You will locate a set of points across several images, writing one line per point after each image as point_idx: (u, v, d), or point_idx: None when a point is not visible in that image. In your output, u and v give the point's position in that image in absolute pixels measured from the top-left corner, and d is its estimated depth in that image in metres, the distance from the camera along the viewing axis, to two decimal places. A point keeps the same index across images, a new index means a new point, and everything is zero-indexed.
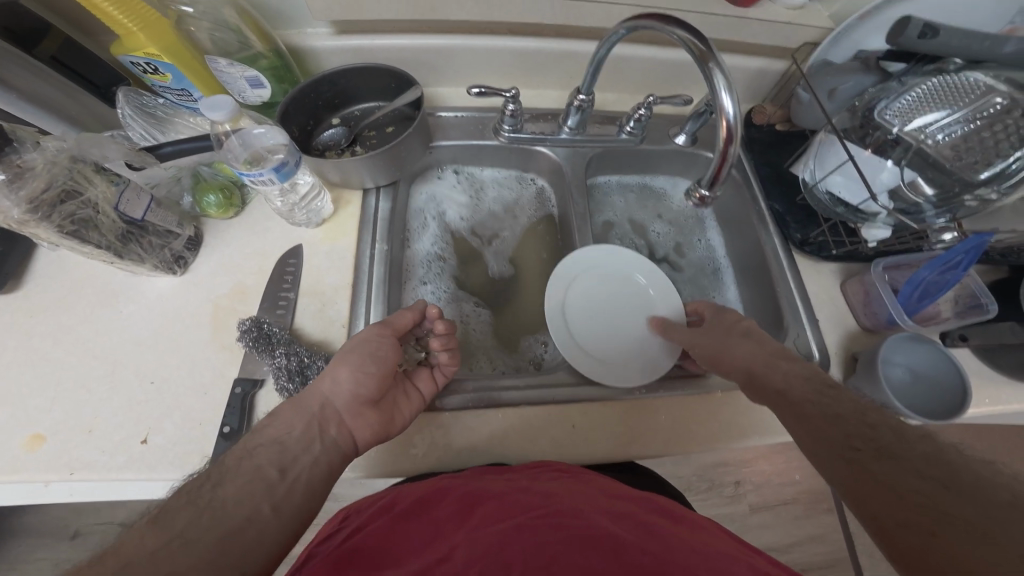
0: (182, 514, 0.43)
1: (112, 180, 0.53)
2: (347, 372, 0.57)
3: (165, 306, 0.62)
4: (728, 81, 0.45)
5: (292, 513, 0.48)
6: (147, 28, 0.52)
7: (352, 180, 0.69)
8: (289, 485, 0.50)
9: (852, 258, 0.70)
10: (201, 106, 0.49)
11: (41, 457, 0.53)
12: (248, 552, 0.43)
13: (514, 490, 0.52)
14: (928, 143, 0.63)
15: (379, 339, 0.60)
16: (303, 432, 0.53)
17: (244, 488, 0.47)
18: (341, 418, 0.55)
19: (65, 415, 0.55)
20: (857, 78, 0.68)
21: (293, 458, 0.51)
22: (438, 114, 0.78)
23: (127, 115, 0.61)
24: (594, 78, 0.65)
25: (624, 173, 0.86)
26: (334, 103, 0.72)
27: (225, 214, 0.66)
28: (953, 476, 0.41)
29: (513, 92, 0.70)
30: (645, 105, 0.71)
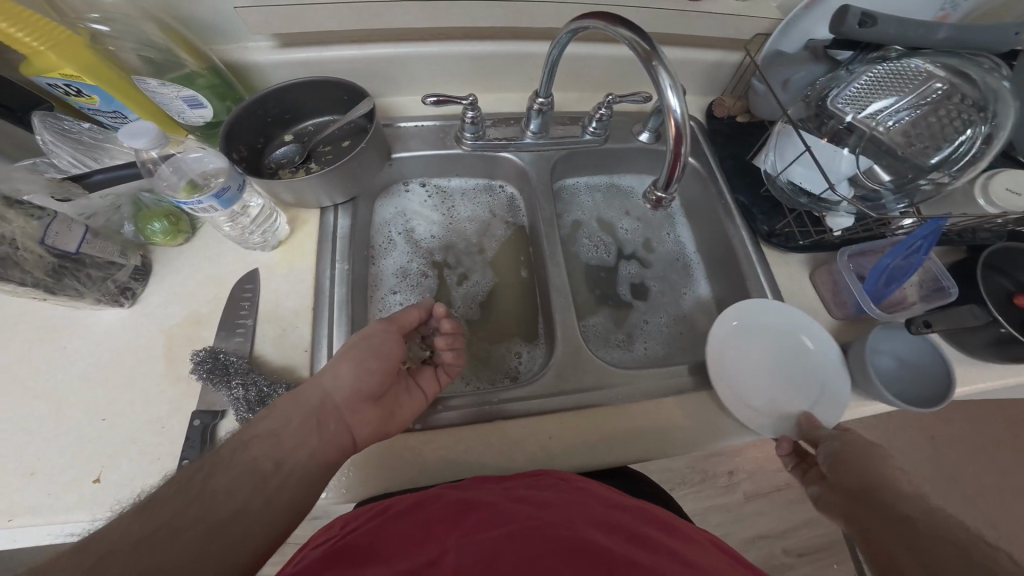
0: (171, 504, 0.43)
1: (31, 214, 0.51)
2: (349, 367, 0.58)
3: (114, 339, 0.59)
4: (673, 80, 0.45)
5: (283, 508, 0.48)
6: (57, 46, 0.49)
7: (308, 199, 0.67)
8: (282, 478, 0.50)
9: (819, 248, 0.70)
10: (120, 135, 0.48)
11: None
12: (235, 545, 0.44)
13: (508, 500, 0.51)
14: (881, 130, 0.64)
15: (383, 335, 0.62)
16: (300, 425, 0.53)
17: (236, 480, 0.47)
18: (341, 413, 0.56)
19: (3, 460, 0.51)
20: (809, 68, 0.67)
21: (288, 451, 0.51)
22: (397, 124, 0.76)
23: (48, 141, 0.57)
24: (550, 81, 0.63)
25: (592, 174, 0.85)
26: (283, 119, 0.70)
27: (173, 242, 0.63)
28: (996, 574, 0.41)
29: (471, 99, 0.68)
30: (605, 104, 0.70)
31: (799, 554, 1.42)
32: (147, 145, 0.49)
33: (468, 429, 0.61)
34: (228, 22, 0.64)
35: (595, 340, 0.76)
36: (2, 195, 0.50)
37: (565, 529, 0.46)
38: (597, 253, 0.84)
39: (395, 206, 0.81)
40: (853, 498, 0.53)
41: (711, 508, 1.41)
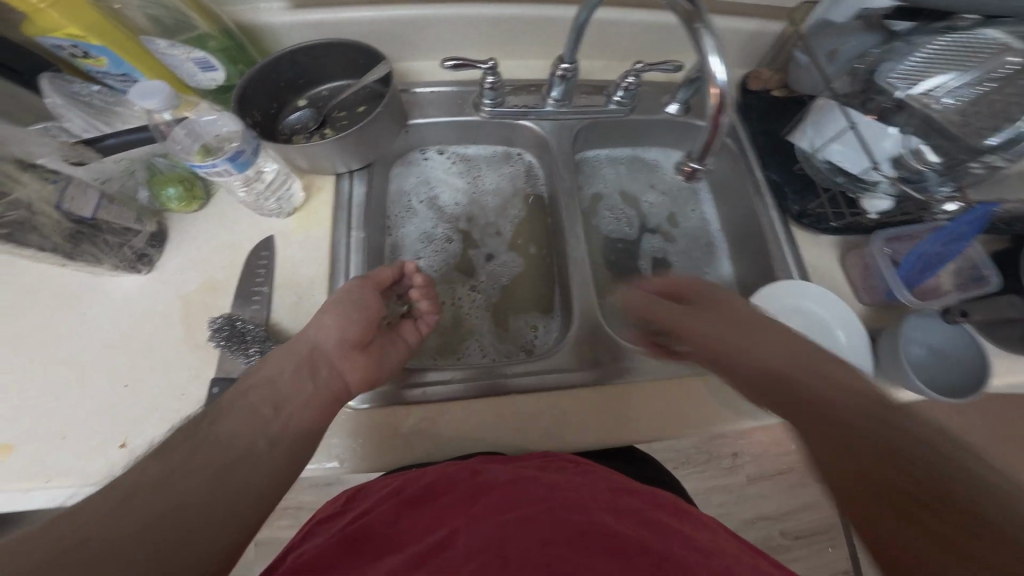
0: (180, 449, 0.43)
1: (46, 179, 0.51)
2: (332, 318, 0.58)
3: (132, 305, 0.59)
4: (717, 46, 0.41)
5: (286, 457, 0.48)
6: (56, 3, 0.47)
7: (323, 164, 0.65)
8: (283, 421, 0.50)
9: (851, 231, 0.67)
10: (131, 93, 0.46)
11: (11, 467, 0.51)
12: (238, 493, 0.43)
13: (520, 480, 0.52)
14: (936, 107, 0.59)
15: (360, 289, 0.61)
16: (294, 374, 0.54)
17: (241, 425, 0.48)
18: (331, 361, 0.57)
19: (35, 422, 0.53)
20: (860, 37, 0.62)
21: (286, 396, 0.52)
22: (414, 90, 0.73)
23: (59, 105, 0.56)
24: (577, 45, 0.59)
25: (615, 145, 0.81)
26: (298, 83, 0.68)
27: (188, 208, 0.63)
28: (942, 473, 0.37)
29: (491, 63, 0.64)
30: (633, 72, 0.66)
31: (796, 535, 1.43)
32: (159, 106, 0.48)
33: (482, 403, 0.61)
34: None
35: (612, 317, 0.75)
36: (15, 160, 0.50)
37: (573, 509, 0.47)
38: (617, 228, 0.82)
39: (413, 174, 0.79)
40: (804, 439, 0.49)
41: (714, 487, 1.43)
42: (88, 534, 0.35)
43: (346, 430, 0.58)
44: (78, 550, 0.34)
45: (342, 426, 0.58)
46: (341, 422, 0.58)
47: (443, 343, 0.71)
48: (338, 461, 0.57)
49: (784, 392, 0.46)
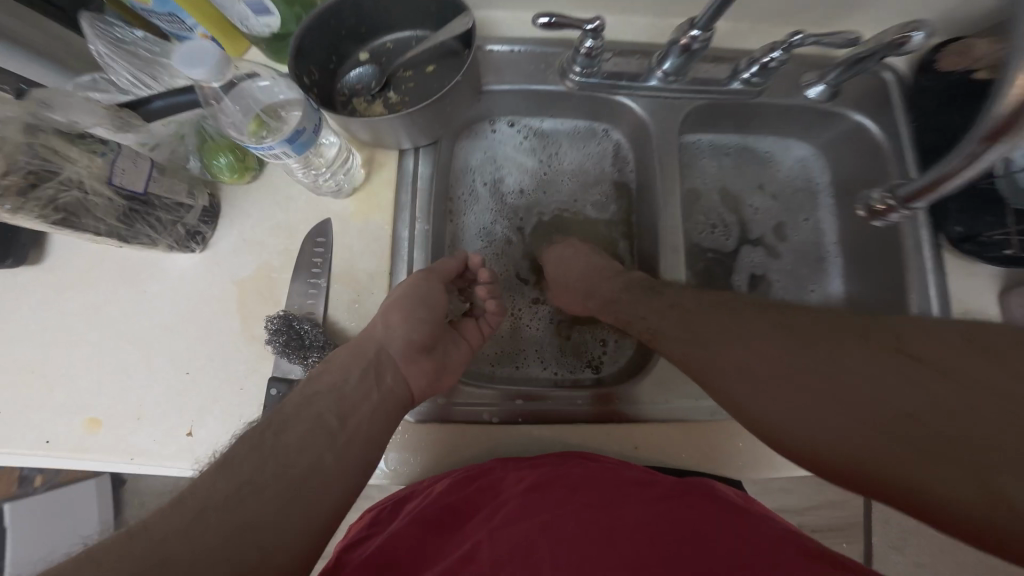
0: (249, 461, 0.42)
1: (95, 151, 0.43)
2: (399, 317, 0.54)
3: (189, 288, 0.57)
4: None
5: (353, 468, 0.46)
6: None
7: (386, 138, 0.56)
8: (349, 435, 0.48)
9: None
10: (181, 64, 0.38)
11: (98, 441, 0.54)
12: (314, 502, 0.43)
13: (537, 476, 0.50)
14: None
15: (426, 286, 0.56)
16: (359, 380, 0.51)
17: (306, 436, 0.46)
18: (397, 366, 0.54)
19: (114, 400, 0.55)
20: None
21: (354, 407, 0.49)
22: (489, 48, 0.60)
23: (104, 54, 0.49)
24: (719, 10, 0.46)
25: (724, 130, 0.67)
26: (359, 32, 0.57)
27: (240, 180, 0.57)
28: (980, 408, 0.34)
29: (598, 24, 0.50)
30: (784, 46, 0.50)
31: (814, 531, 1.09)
32: (211, 76, 0.39)
33: (544, 430, 0.56)
34: None
35: None
36: (58, 129, 0.41)
37: (602, 511, 0.46)
38: (710, 229, 0.69)
39: (480, 148, 0.69)
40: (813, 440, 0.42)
41: None
42: (165, 554, 0.35)
43: (403, 444, 0.55)
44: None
45: (401, 441, 0.55)
46: (400, 437, 0.55)
47: (508, 348, 0.65)
48: (394, 472, 0.55)
49: (727, 375, 0.45)
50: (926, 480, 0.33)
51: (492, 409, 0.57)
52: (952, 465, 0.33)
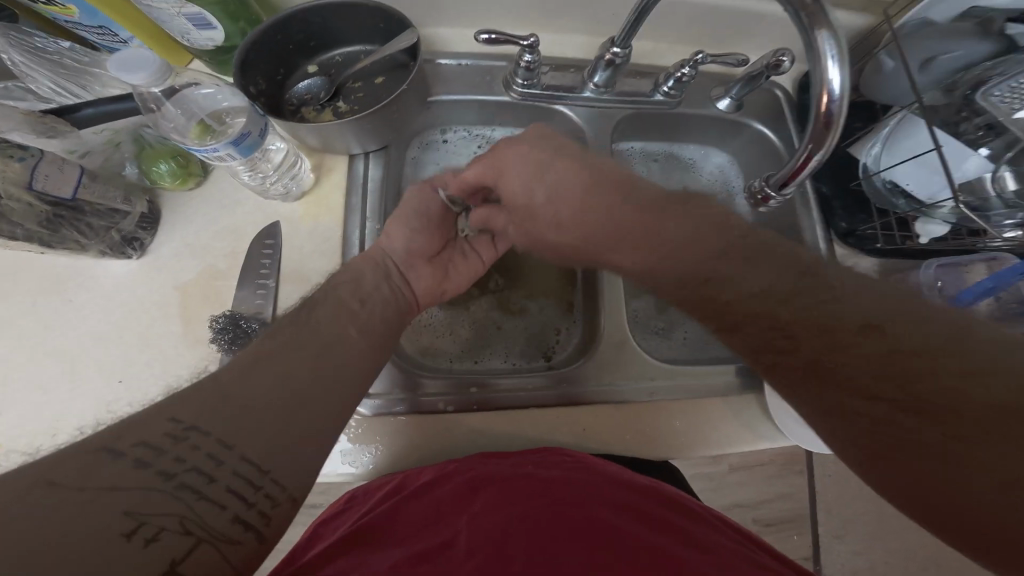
0: (286, 330, 0.42)
1: (11, 155, 0.44)
2: (399, 229, 0.55)
3: (124, 294, 0.55)
4: (836, 51, 0.39)
5: (374, 347, 0.46)
6: None
7: (336, 144, 0.58)
8: (368, 314, 0.48)
9: (897, 254, 0.63)
10: (114, 69, 0.40)
11: (7, 458, 0.49)
12: (350, 367, 0.42)
13: (517, 475, 0.52)
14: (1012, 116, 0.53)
15: (421, 196, 0.57)
16: (373, 276, 0.51)
17: (331, 316, 0.45)
18: (401, 270, 0.55)
19: (22, 419, 0.51)
20: (967, 45, 0.55)
21: (369, 293, 0.49)
22: (437, 61, 0.64)
23: (20, 63, 0.50)
24: (635, 28, 0.52)
25: (651, 139, 0.75)
26: (308, 45, 0.60)
27: (182, 186, 0.57)
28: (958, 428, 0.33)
29: (532, 41, 0.56)
30: (691, 63, 0.58)
31: (768, 524, 1.14)
32: (150, 80, 0.41)
33: (499, 416, 0.59)
34: None
35: (634, 324, 0.73)
36: None
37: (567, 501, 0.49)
38: None
39: (430, 155, 0.72)
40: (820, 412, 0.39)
41: None
42: (231, 392, 0.34)
43: (357, 438, 0.55)
44: (229, 413, 0.34)
45: (354, 435, 0.55)
46: (353, 432, 0.55)
47: (467, 345, 0.67)
48: (351, 465, 0.55)
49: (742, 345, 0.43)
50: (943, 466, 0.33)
51: (447, 399, 0.58)
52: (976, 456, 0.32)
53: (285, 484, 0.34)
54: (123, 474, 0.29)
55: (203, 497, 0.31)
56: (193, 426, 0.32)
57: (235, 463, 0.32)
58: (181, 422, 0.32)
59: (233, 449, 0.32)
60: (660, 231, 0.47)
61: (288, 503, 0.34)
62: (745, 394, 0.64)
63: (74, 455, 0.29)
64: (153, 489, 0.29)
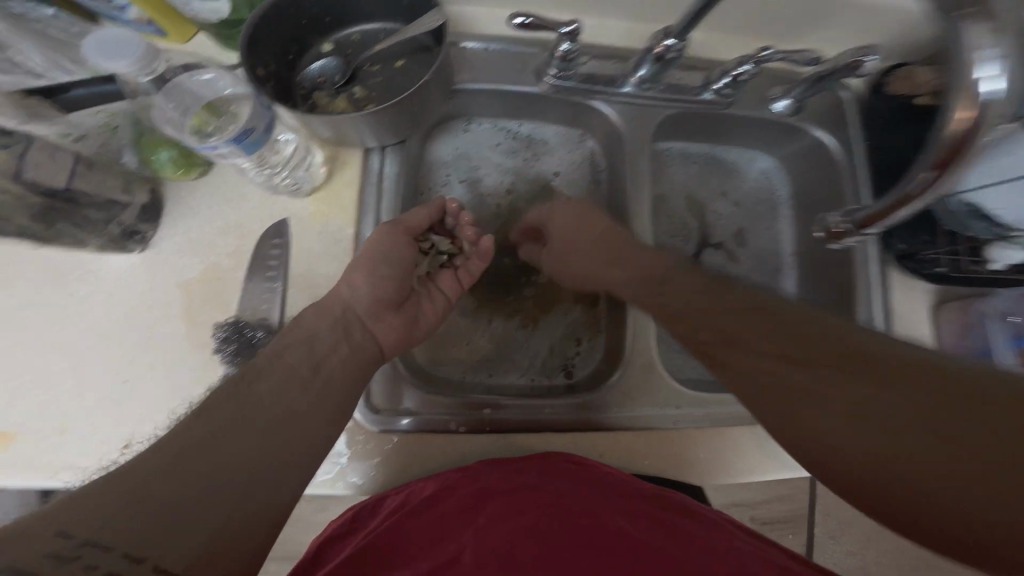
0: (225, 406, 0.39)
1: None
2: (361, 275, 0.50)
3: (127, 290, 0.52)
4: (998, 57, 0.31)
5: (330, 409, 0.44)
6: None
7: (349, 137, 0.53)
8: (321, 381, 0.45)
9: (959, 280, 0.57)
10: (91, 52, 0.35)
11: (15, 456, 0.48)
12: (293, 445, 0.40)
13: (521, 486, 0.49)
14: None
15: (392, 239, 0.53)
16: (325, 336, 0.48)
17: (279, 385, 0.43)
18: (364, 323, 0.51)
19: (33, 412, 0.49)
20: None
21: (323, 356, 0.46)
22: (462, 44, 0.58)
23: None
24: (696, 19, 0.45)
25: (693, 140, 0.68)
26: (322, 21, 0.54)
27: (186, 175, 0.52)
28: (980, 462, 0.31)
29: (574, 28, 0.49)
30: (754, 60, 0.50)
31: (764, 522, 1.12)
32: (133, 68, 0.37)
33: (514, 435, 0.56)
34: None
35: (658, 341, 0.69)
36: None
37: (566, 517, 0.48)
38: (672, 234, 0.69)
39: (453, 147, 0.67)
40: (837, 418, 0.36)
41: None
42: (144, 491, 0.33)
43: (364, 454, 0.52)
44: (141, 518, 0.32)
45: (360, 450, 0.52)
46: (361, 447, 0.52)
47: (481, 354, 0.64)
48: (356, 479, 0.52)
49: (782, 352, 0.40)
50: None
51: (459, 419, 0.55)
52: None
53: None
54: None
55: None
56: (84, 542, 0.30)
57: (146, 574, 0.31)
58: (73, 538, 0.30)
59: (142, 562, 0.31)
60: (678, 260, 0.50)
61: None
62: None
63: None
64: None
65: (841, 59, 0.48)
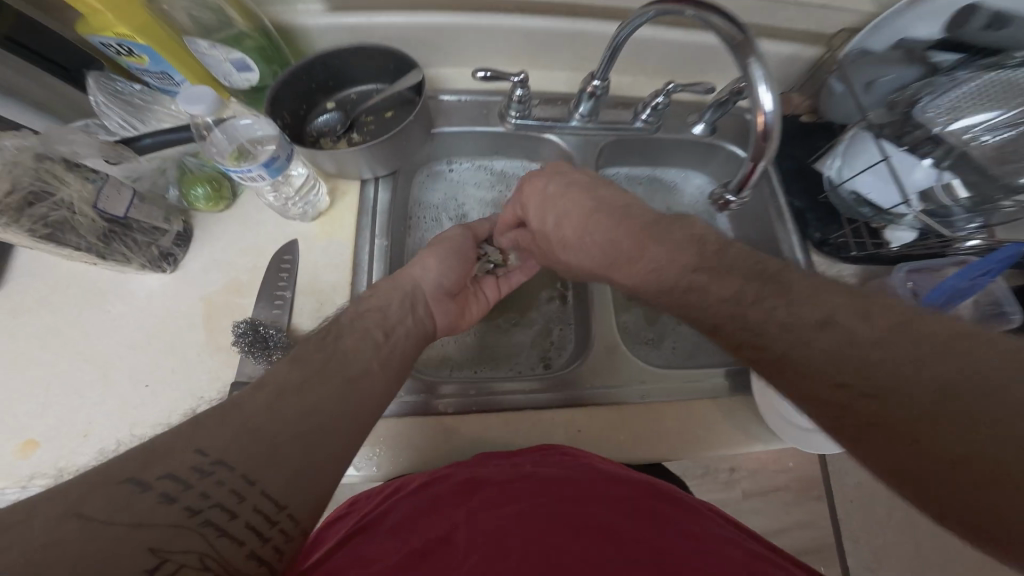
0: (316, 356, 0.47)
1: (87, 177, 0.50)
2: (434, 262, 0.63)
3: (157, 306, 0.60)
4: (766, 74, 0.43)
5: (392, 373, 0.51)
6: (116, 8, 0.46)
7: (349, 170, 0.65)
8: (392, 346, 0.53)
9: (873, 260, 0.66)
10: (181, 99, 0.47)
11: (32, 464, 0.52)
12: (365, 399, 0.46)
13: (515, 477, 0.52)
14: (973, 144, 0.57)
15: (450, 240, 0.66)
16: (399, 306, 0.57)
17: (359, 342, 0.51)
18: (428, 301, 0.61)
19: (61, 420, 0.55)
20: (901, 69, 0.61)
21: (394, 326, 0.55)
22: (440, 98, 0.73)
23: (100, 102, 0.56)
24: (610, 64, 0.60)
25: (635, 164, 0.82)
26: (328, 85, 0.67)
27: (215, 208, 0.63)
28: (935, 384, 0.34)
29: (522, 77, 0.64)
30: (663, 92, 0.65)
31: None
32: (204, 113, 0.48)
33: (496, 416, 0.62)
34: None
35: (624, 335, 0.77)
36: (61, 159, 0.49)
37: (567, 505, 0.48)
38: None
39: (436, 182, 0.80)
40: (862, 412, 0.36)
41: None
42: (254, 425, 0.38)
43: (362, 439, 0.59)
44: (252, 446, 0.37)
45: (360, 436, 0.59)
46: None
47: (468, 356, 0.73)
48: (355, 468, 0.58)
49: (795, 373, 0.40)
50: (906, 464, 0.33)
51: (447, 401, 0.62)
52: (942, 440, 0.32)
53: (298, 517, 0.37)
54: (152, 509, 0.32)
55: (223, 534, 0.34)
56: (219, 461, 0.35)
57: (258, 500, 0.36)
58: (208, 456, 0.35)
59: (254, 484, 0.36)
60: (643, 254, 0.53)
61: (299, 539, 0.37)
62: (733, 397, 0.65)
63: (99, 489, 0.31)
64: (180, 526, 0.32)
65: (733, 87, 0.62)
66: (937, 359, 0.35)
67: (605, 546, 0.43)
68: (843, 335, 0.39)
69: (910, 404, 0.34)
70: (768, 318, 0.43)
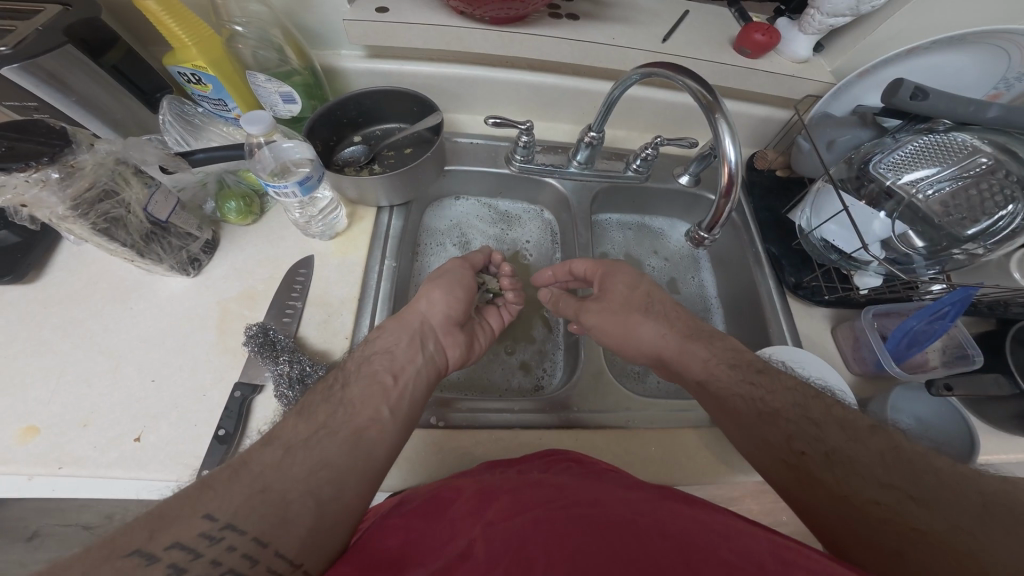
0: (322, 408, 0.50)
1: (146, 182, 0.56)
2: (439, 295, 0.67)
3: (175, 307, 0.64)
4: (732, 130, 0.50)
5: (403, 419, 0.53)
6: (200, 44, 0.56)
7: (369, 197, 0.72)
8: (399, 391, 0.56)
9: (845, 304, 0.72)
10: (241, 120, 0.54)
11: (29, 451, 0.53)
12: (376, 446, 0.49)
13: (525, 484, 0.48)
14: (920, 197, 0.65)
15: (460, 270, 0.72)
16: (408, 344, 0.61)
17: (365, 391, 0.54)
18: (437, 335, 0.65)
19: (64, 408, 0.56)
20: (853, 131, 0.71)
21: (400, 368, 0.58)
22: (456, 139, 0.82)
23: (167, 122, 0.64)
24: (605, 118, 0.68)
25: (626, 210, 0.90)
26: (357, 122, 0.76)
27: (244, 221, 0.68)
28: (957, 504, 0.41)
29: (528, 125, 0.72)
30: (651, 145, 0.74)
31: None
32: (260, 131, 0.55)
33: (487, 433, 0.63)
34: (331, 29, 0.70)
35: (612, 367, 0.80)
36: (132, 165, 0.55)
37: (584, 507, 0.43)
38: None
39: (445, 215, 0.87)
40: (887, 524, 0.42)
41: None
42: (265, 484, 0.41)
43: None
44: (262, 508, 0.40)
45: None
46: None
47: (463, 378, 0.77)
48: None
49: (839, 469, 0.46)
50: (934, 554, 0.39)
51: (434, 414, 0.64)
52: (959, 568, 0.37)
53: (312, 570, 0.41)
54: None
55: None
56: (228, 525, 0.38)
57: (270, 559, 0.38)
58: (216, 521, 0.37)
59: (266, 547, 0.38)
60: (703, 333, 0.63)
61: None
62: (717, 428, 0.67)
63: (104, 565, 0.33)
64: None
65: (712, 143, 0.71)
66: (963, 490, 0.42)
67: (626, 545, 0.39)
68: (888, 442, 0.47)
69: (934, 529, 0.40)
70: (827, 415, 0.50)
